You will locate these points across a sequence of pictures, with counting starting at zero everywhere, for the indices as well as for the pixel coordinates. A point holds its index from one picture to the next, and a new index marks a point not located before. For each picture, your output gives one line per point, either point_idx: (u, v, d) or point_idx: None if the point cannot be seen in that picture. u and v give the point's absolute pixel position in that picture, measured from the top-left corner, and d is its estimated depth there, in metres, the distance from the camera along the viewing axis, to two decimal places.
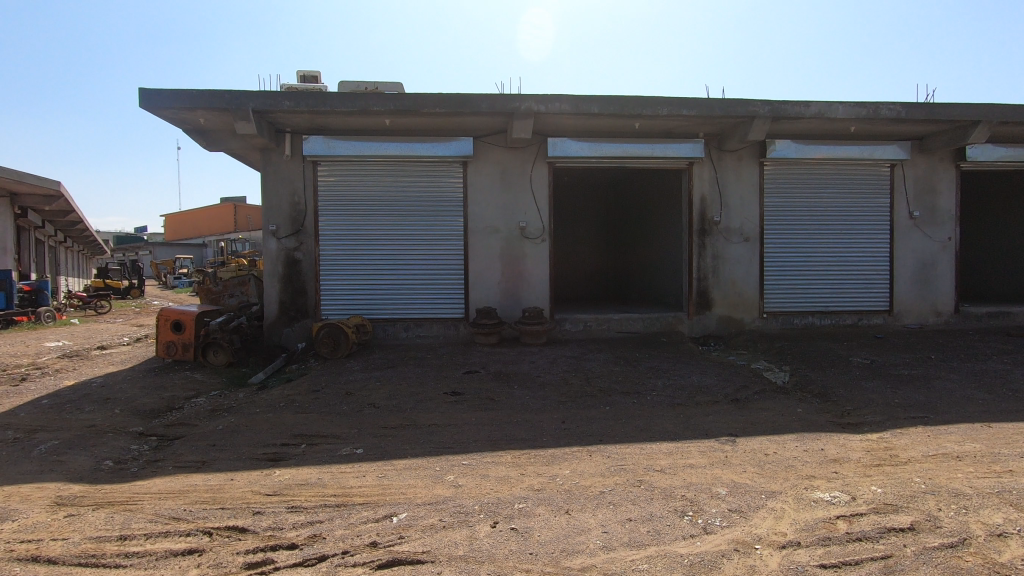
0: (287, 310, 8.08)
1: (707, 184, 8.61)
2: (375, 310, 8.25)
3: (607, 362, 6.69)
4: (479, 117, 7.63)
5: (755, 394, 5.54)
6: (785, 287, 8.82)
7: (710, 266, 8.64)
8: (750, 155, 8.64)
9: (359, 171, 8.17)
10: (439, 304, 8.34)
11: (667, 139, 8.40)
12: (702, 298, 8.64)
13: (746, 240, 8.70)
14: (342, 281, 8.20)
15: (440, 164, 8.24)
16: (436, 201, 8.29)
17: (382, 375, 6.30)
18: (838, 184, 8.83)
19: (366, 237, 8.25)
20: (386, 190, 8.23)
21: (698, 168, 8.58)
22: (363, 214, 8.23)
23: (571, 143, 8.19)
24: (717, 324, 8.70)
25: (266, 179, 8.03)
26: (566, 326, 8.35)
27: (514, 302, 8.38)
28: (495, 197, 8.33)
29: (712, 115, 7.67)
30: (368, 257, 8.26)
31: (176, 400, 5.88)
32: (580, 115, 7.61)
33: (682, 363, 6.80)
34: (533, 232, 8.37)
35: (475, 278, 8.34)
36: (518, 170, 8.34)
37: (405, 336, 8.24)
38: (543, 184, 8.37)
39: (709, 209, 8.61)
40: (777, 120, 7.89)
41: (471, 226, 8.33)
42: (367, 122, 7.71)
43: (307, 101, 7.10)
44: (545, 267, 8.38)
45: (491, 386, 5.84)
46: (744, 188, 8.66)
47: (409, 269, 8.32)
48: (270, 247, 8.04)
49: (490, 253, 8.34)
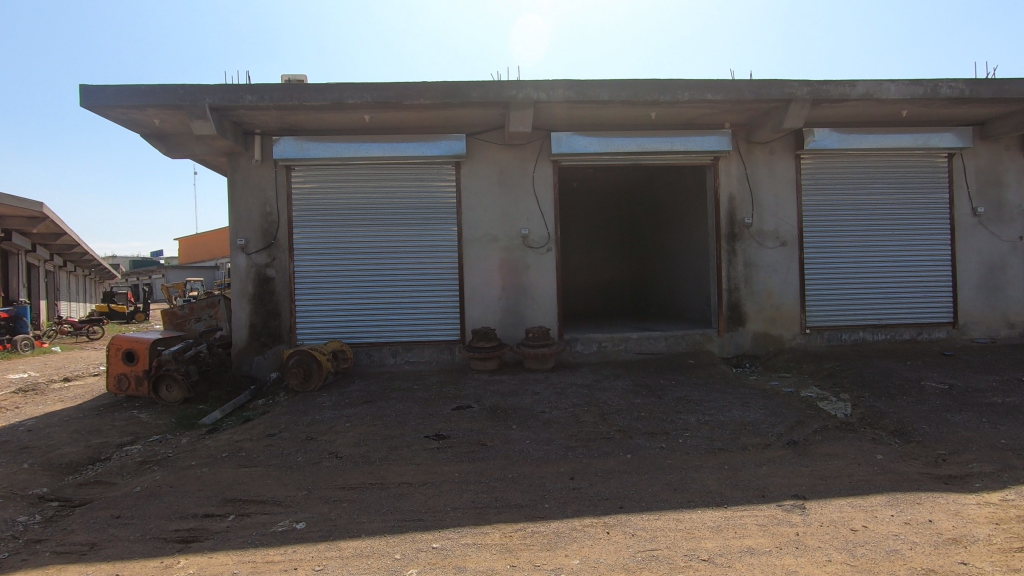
0: (258, 335, 7.10)
1: (735, 182, 7.54)
2: (358, 334, 7.24)
3: (626, 392, 5.57)
4: (471, 110, 6.65)
5: (816, 435, 4.38)
6: (830, 298, 7.64)
7: (741, 276, 7.52)
8: (783, 146, 7.55)
9: (338, 176, 7.21)
10: (431, 325, 7.30)
11: (688, 131, 7.34)
12: (734, 311, 7.51)
13: (782, 244, 7.57)
14: (320, 301, 7.21)
15: (429, 166, 7.27)
16: (426, 208, 7.31)
17: (354, 413, 5.25)
18: (889, 177, 7.66)
19: (347, 250, 7.27)
20: (369, 196, 7.25)
21: (724, 163, 7.52)
22: (343, 224, 7.26)
23: (577, 138, 7.17)
24: (753, 342, 7.55)
25: (234, 187, 7.13)
26: (577, 348, 7.25)
27: (517, 321, 7.31)
28: (493, 202, 7.33)
29: (741, 100, 6.60)
30: (349, 273, 7.27)
31: (105, 449, 4.88)
32: (588, 104, 6.60)
33: (716, 391, 5.65)
34: (538, 241, 7.34)
35: (472, 295, 7.31)
36: (518, 171, 7.34)
37: (392, 363, 7.20)
38: (547, 186, 7.35)
39: (737, 210, 7.52)
40: (817, 104, 6.79)
41: (466, 235, 7.31)
42: (344, 119, 6.77)
43: (271, 94, 6.17)
44: (552, 280, 7.32)
45: (484, 426, 4.76)
46: (778, 185, 7.57)
47: (396, 285, 7.32)
48: (238, 263, 7.10)
49: (488, 265, 7.31)
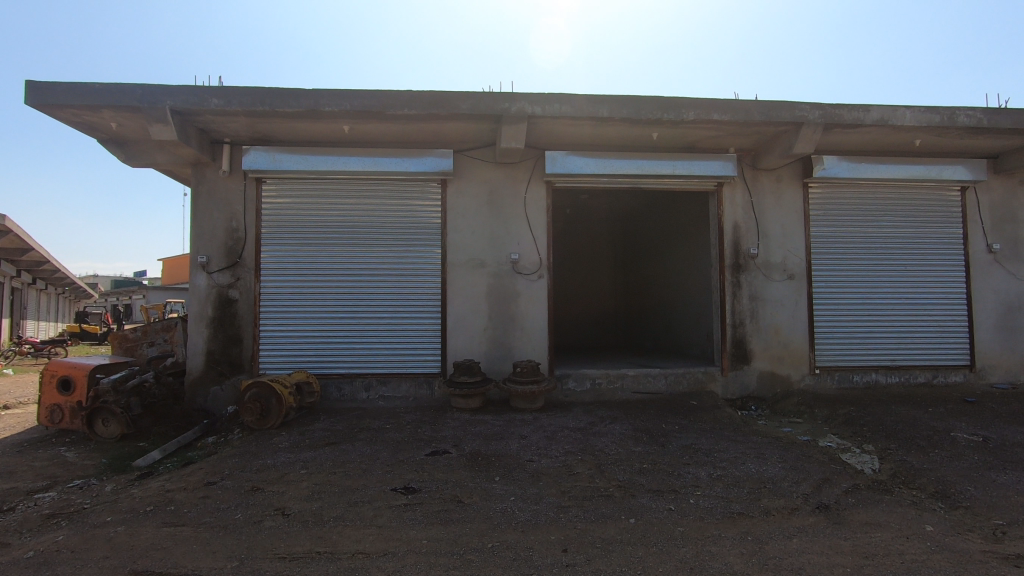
0: (216, 363, 6.40)
1: (740, 210, 7.09)
2: (328, 364, 6.55)
3: (625, 439, 4.93)
4: (459, 124, 6.15)
5: (848, 498, 3.75)
6: (840, 336, 7.11)
7: (747, 310, 6.99)
8: (791, 174, 7.13)
9: (313, 191, 6.64)
10: (409, 356, 6.65)
11: (691, 155, 6.90)
12: (739, 349, 6.95)
13: (790, 277, 7.08)
14: (287, 327, 6.55)
15: (413, 183, 6.74)
16: (408, 228, 6.74)
17: (313, 458, 4.54)
18: (901, 210, 7.24)
19: (320, 271, 6.64)
20: (346, 215, 6.67)
21: (729, 190, 7.09)
22: (316, 243, 6.65)
23: (574, 159, 6.70)
24: (759, 383, 6.96)
25: (198, 200, 6.52)
26: (569, 385, 6.61)
27: (504, 354, 6.67)
28: (481, 224, 6.78)
29: (749, 122, 6.17)
30: (321, 297, 6.63)
31: (11, 497, 4.12)
32: (586, 121, 6.14)
33: (725, 438, 5.03)
34: (528, 267, 6.77)
35: (455, 324, 6.68)
36: (509, 191, 6.82)
37: (364, 398, 6.51)
38: (540, 209, 6.82)
39: (742, 240, 7.05)
40: (828, 129, 6.38)
41: (451, 259, 6.73)
42: (321, 129, 6.23)
43: (240, 98, 5.63)
44: (543, 310, 6.73)
45: (461, 477, 4.08)
46: (785, 214, 7.12)
47: (372, 311, 6.68)
48: (199, 283, 6.46)
49: (474, 292, 6.72)
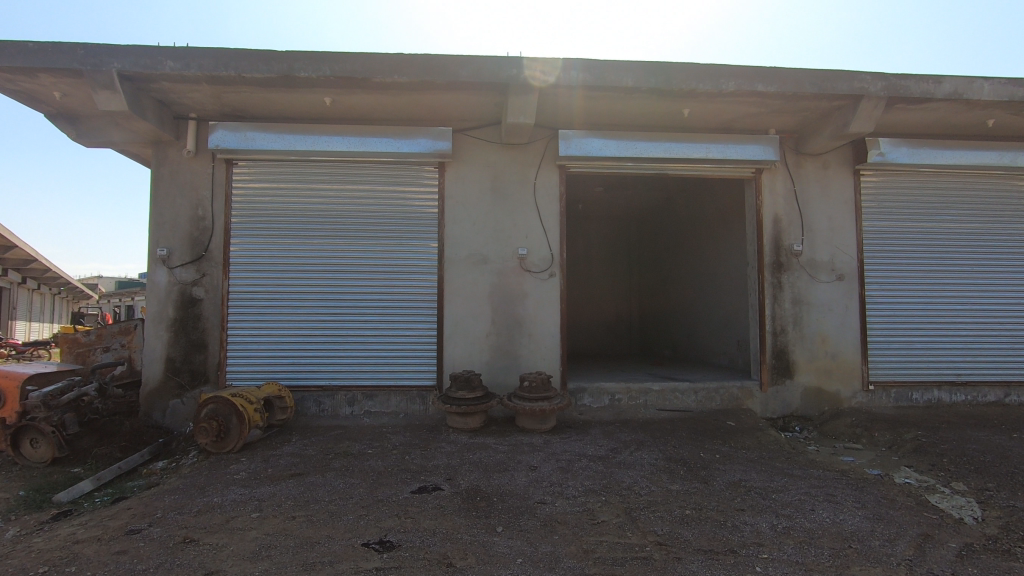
0: (176, 373, 5.54)
1: (781, 201, 6.18)
2: (306, 375, 5.67)
3: (657, 473, 4.01)
4: (459, 96, 5.28)
5: (967, 567, 2.81)
6: (897, 347, 6.18)
7: (790, 315, 6.07)
8: (839, 160, 6.23)
9: (292, 175, 5.79)
10: (400, 365, 5.76)
11: (725, 137, 6.01)
12: (780, 360, 6.03)
13: (838, 278, 6.16)
14: (258, 330, 5.67)
15: (406, 166, 5.89)
16: (400, 218, 5.87)
17: (271, 496, 3.64)
18: (967, 201, 6.30)
19: (298, 267, 5.76)
20: (328, 202, 5.81)
21: (769, 178, 6.18)
22: (292, 235, 5.77)
23: (592, 140, 5.84)
24: (803, 400, 6.04)
25: (158, 184, 5.68)
26: (584, 402, 5.73)
27: (509, 364, 5.77)
28: (484, 214, 5.90)
29: (799, 95, 5.25)
30: (299, 296, 5.75)
31: None
32: (607, 93, 5.26)
33: (780, 472, 4.11)
34: (538, 263, 5.89)
35: (453, 329, 5.79)
36: (516, 177, 5.95)
37: (347, 414, 5.62)
38: (551, 197, 5.95)
39: (784, 235, 6.14)
40: (890, 105, 5.45)
41: (449, 253, 5.85)
42: (298, 102, 5.38)
43: (200, 61, 4.77)
44: (554, 314, 5.84)
45: (453, 527, 3.17)
46: (833, 206, 6.21)
47: (357, 313, 5.79)
48: (158, 280, 5.60)
49: (476, 292, 5.83)
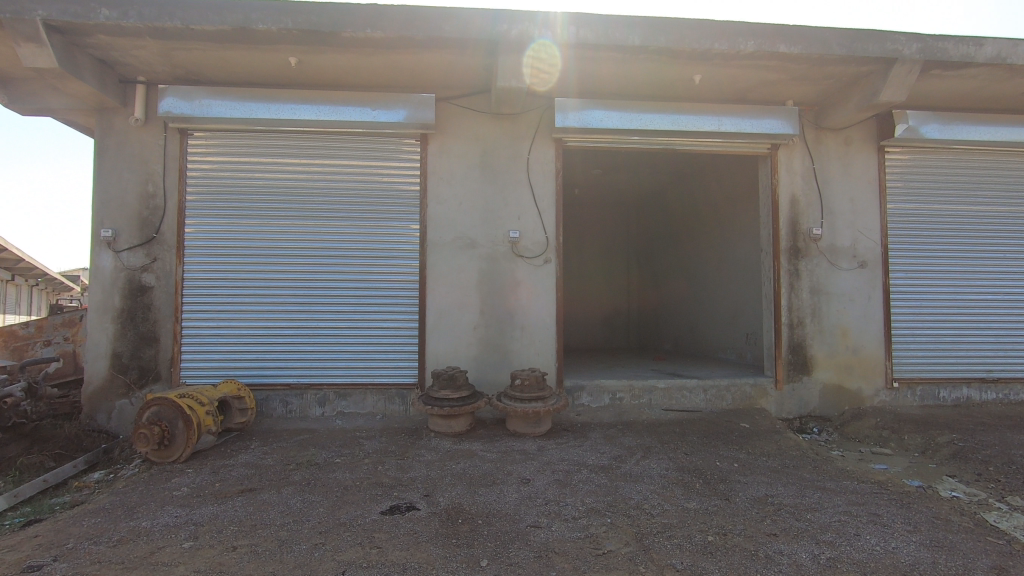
0: (123, 370, 4.91)
1: (799, 180, 5.62)
2: (272, 371, 5.07)
3: (669, 487, 3.45)
4: (442, 56, 4.66)
5: None
6: (923, 341, 5.65)
7: (808, 306, 5.53)
8: (860, 136, 5.69)
9: (255, 147, 5.15)
10: (377, 361, 5.17)
11: (739, 108, 5.44)
12: (797, 355, 5.49)
13: (860, 265, 5.62)
14: (217, 322, 5.05)
15: (385, 139, 5.28)
16: (377, 196, 5.26)
17: (212, 519, 3.04)
18: (999, 182, 5.76)
19: (262, 251, 5.13)
20: (297, 178, 5.18)
21: (786, 155, 5.62)
22: (255, 214, 5.14)
23: (592, 110, 5.24)
24: (821, 399, 5.51)
25: (102, 156, 5.02)
26: (582, 401, 5.18)
27: (500, 360, 5.20)
28: (471, 193, 5.31)
29: (825, 58, 4.67)
30: (263, 285, 5.13)
31: None
32: (609, 54, 4.66)
33: (810, 485, 3.56)
34: (531, 248, 5.30)
35: (437, 321, 5.19)
36: (507, 151, 5.35)
37: (318, 416, 5.02)
38: (547, 175, 5.37)
39: (801, 218, 5.59)
40: (924, 71, 4.87)
41: (433, 236, 5.25)
42: (259, 63, 4.73)
43: (140, 9, 4.10)
44: (549, 304, 5.27)
45: (427, 561, 2.59)
46: (854, 186, 5.66)
47: (329, 303, 5.18)
48: (102, 264, 4.96)
49: (463, 279, 5.24)
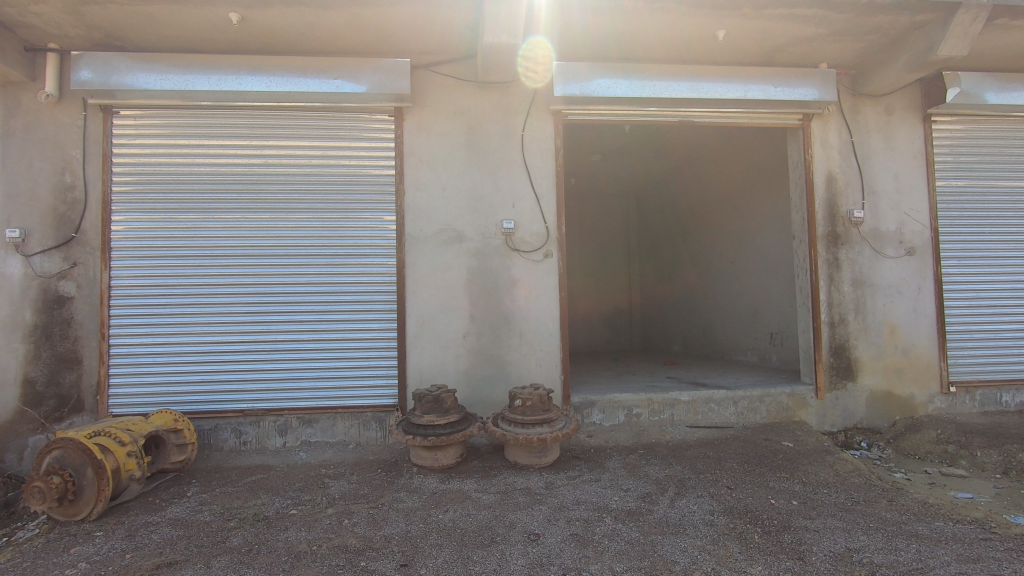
0: (38, 400, 4.03)
1: (836, 156, 4.86)
2: (221, 395, 4.22)
3: (721, 542, 2.65)
4: (416, 9, 3.83)
5: None
6: (983, 338, 4.91)
7: (850, 301, 4.77)
8: (903, 104, 4.95)
9: (196, 128, 4.31)
10: (349, 380, 4.34)
11: (767, 72, 4.66)
12: (840, 357, 4.73)
13: (908, 252, 4.87)
14: (153, 338, 4.19)
15: (352, 115, 4.46)
16: (343, 183, 4.42)
17: None
18: None
19: (207, 252, 4.28)
20: (247, 163, 4.34)
21: (820, 128, 4.86)
22: (198, 207, 4.29)
23: (596, 75, 4.44)
24: (869, 409, 4.75)
25: (6, 139, 4.13)
26: (593, 420, 4.42)
27: (495, 374, 4.39)
28: (456, 177, 4.49)
29: (876, 4, 3.90)
30: (209, 292, 4.27)
31: None
32: (619, 3, 3.85)
33: (899, 532, 2.78)
34: (529, 240, 4.50)
35: (419, 330, 4.37)
36: (498, 128, 4.55)
37: (278, 447, 4.20)
38: (545, 154, 4.57)
39: (840, 200, 4.83)
40: (989, 21, 4.12)
41: (412, 229, 4.42)
42: (193, 22, 3.88)
43: None
44: (551, 306, 4.47)
45: None
46: (899, 160, 4.92)
47: (288, 312, 4.33)
48: (9, 271, 4.08)
49: (449, 279, 4.41)
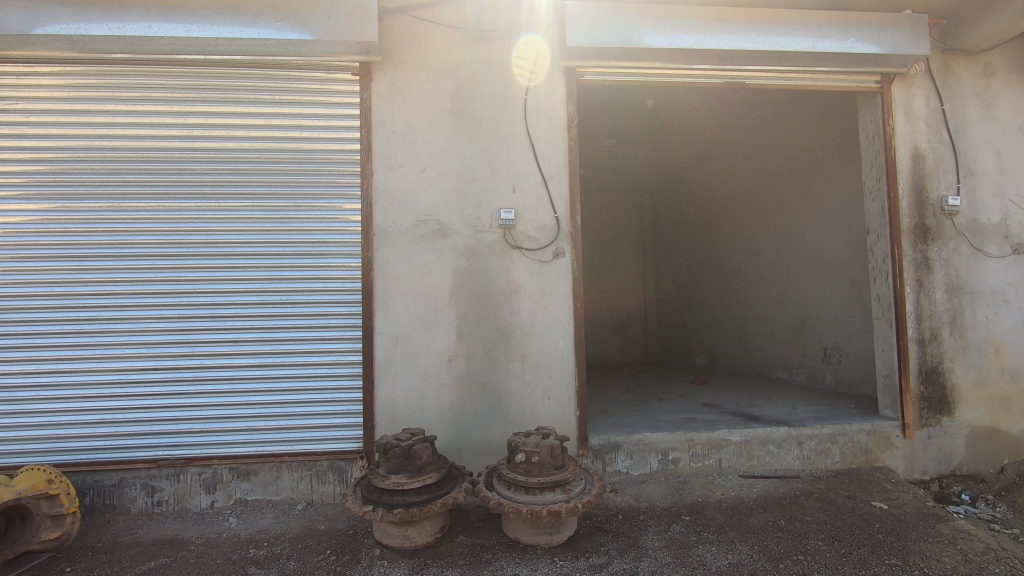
0: None
1: (924, 127, 3.83)
2: (129, 440, 3.20)
3: None
4: None
5: None
6: None
7: (944, 312, 3.74)
8: (1006, 64, 3.92)
9: (98, 89, 3.30)
10: (297, 418, 3.31)
11: (840, 19, 3.62)
12: (933, 383, 3.69)
13: (1015, 250, 3.83)
14: (39, 365, 3.18)
15: (303, 73, 3.43)
16: (291, 161, 3.40)
17: None
18: None
19: (110, 251, 3.25)
20: (164, 135, 3.33)
21: (902, 93, 3.83)
22: (98, 192, 3.27)
23: (621, 20, 3.41)
24: (969, 450, 3.71)
25: None
26: (617, 468, 3.40)
27: (489, 409, 3.37)
28: (441, 153, 3.47)
29: None
30: (112, 302, 3.24)
31: None
32: None
33: None
34: (535, 235, 3.47)
35: (391, 351, 3.34)
36: (494, 90, 3.53)
37: (204, 508, 3.20)
38: (555, 123, 3.55)
39: (929, 184, 3.80)
40: None
41: (383, 219, 3.40)
42: None
43: None
44: (562, 319, 3.45)
45: None
46: (1002, 134, 3.88)
47: (218, 329, 3.29)
48: None
49: (430, 285, 3.39)
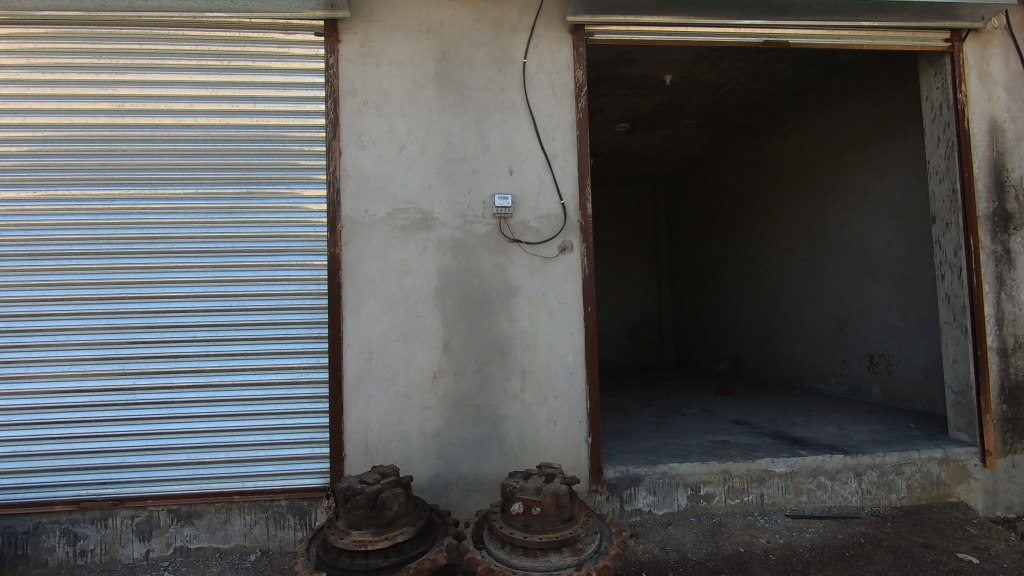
0: None
1: (1003, 94, 3.19)
2: (46, 478, 2.65)
3: None
4: None
5: None
6: None
7: None
8: None
9: (10, 55, 2.76)
10: (249, 450, 2.73)
11: None
12: (1017, 401, 3.06)
13: None
14: None
15: (256, 34, 2.86)
16: (242, 140, 2.83)
17: None
18: None
19: (24, 249, 2.70)
20: (89, 109, 2.77)
21: (977, 53, 3.20)
22: (10, 179, 2.72)
23: None
24: None
25: None
26: (637, 507, 2.80)
27: (482, 436, 2.79)
28: (423, 128, 2.89)
29: None
30: (28, 311, 2.69)
31: None
32: None
33: None
34: (536, 226, 2.88)
35: (364, 367, 2.77)
36: (488, 53, 2.94)
37: (137, 559, 2.65)
38: (559, 92, 2.95)
39: (1011, 161, 3.17)
40: None
41: (353, 208, 2.82)
42: None
43: None
44: (570, 327, 2.86)
45: None
46: None
47: (151, 343, 2.72)
48: None
49: (411, 287, 2.81)
